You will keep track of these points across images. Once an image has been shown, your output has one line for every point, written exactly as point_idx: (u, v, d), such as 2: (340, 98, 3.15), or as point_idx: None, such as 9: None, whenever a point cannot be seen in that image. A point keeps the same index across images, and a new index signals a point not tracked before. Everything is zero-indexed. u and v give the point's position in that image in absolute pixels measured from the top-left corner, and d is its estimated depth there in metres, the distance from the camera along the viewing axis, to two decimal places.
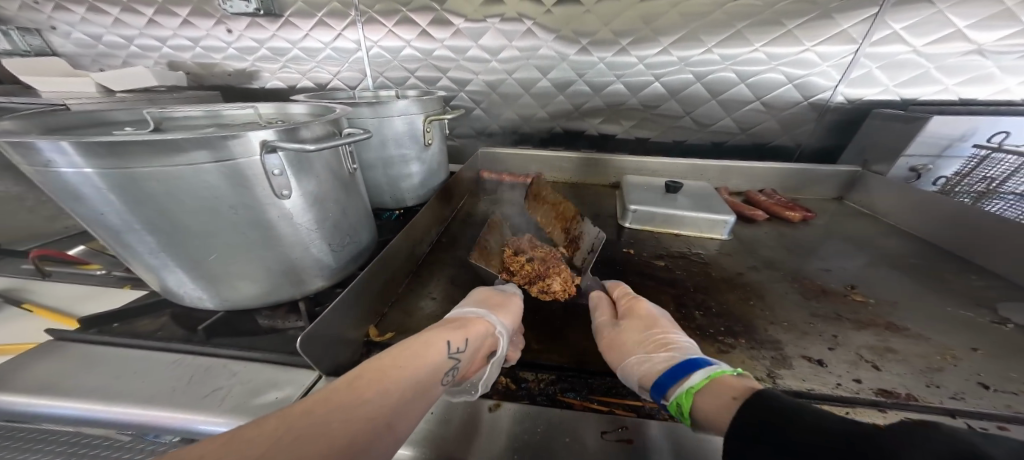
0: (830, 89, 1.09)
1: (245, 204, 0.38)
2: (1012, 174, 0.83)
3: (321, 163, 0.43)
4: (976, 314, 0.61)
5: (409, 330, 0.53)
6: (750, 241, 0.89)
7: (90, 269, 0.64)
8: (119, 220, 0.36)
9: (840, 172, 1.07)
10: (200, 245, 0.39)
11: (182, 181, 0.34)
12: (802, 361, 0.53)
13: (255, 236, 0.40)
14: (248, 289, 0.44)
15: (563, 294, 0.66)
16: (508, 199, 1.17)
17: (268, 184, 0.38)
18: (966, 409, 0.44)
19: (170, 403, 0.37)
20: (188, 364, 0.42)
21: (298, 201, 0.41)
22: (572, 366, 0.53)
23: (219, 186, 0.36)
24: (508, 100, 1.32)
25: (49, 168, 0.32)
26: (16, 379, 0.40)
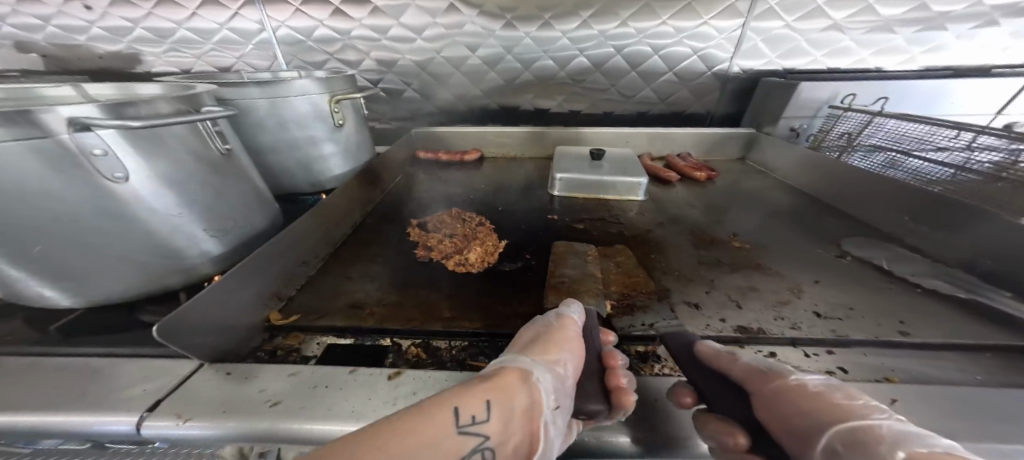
0: (727, 62, 1.19)
1: (72, 189, 0.38)
2: (864, 129, 0.94)
3: (163, 143, 0.44)
4: (825, 251, 0.72)
5: (314, 312, 0.54)
6: (662, 202, 0.97)
7: None
8: None
9: (742, 134, 1.18)
10: (22, 237, 0.38)
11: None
12: (683, 306, 0.61)
13: (96, 222, 0.40)
14: (112, 280, 0.44)
15: (480, 264, 0.69)
16: (444, 177, 1.17)
17: (95, 167, 0.38)
18: (802, 337, 0.52)
19: (30, 405, 0.36)
20: (45, 366, 0.41)
21: (139, 183, 0.42)
22: (483, 330, 0.55)
23: (33, 173, 0.35)
24: (439, 79, 1.30)
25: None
26: None
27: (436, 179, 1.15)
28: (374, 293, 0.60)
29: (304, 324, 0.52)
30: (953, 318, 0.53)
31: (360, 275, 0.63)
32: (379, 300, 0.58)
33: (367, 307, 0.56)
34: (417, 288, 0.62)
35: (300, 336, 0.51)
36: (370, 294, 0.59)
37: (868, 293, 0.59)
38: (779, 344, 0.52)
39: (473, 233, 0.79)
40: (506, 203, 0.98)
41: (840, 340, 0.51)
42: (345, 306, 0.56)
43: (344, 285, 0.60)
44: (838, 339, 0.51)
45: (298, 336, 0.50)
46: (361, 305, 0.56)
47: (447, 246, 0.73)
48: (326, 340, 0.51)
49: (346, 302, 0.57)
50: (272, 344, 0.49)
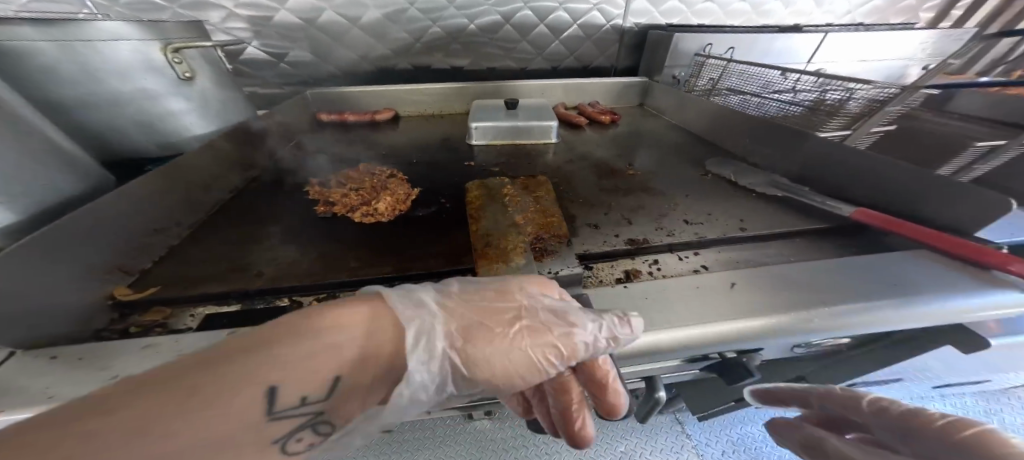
0: (620, 17, 1.29)
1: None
2: (722, 76, 1.13)
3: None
4: (695, 172, 0.86)
5: (179, 280, 0.46)
6: (571, 143, 1.05)
7: None
8: None
9: (639, 83, 1.30)
10: None
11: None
12: (587, 228, 0.67)
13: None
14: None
15: (390, 213, 0.66)
16: (350, 137, 1.07)
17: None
18: (675, 242, 0.63)
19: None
20: None
21: None
22: (395, 273, 0.54)
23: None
24: (333, 36, 1.14)
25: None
26: None
27: (340, 139, 1.04)
28: (263, 254, 0.53)
29: (171, 297, 0.44)
30: (774, 214, 0.67)
31: (242, 239, 0.56)
32: (268, 261, 0.52)
33: (256, 269, 0.50)
34: (318, 244, 0.57)
35: (165, 310, 0.43)
36: (258, 256, 0.52)
37: (722, 203, 0.72)
38: (661, 251, 0.62)
39: (383, 184, 0.74)
40: (419, 157, 0.94)
41: (703, 241, 0.63)
42: (225, 271, 0.49)
43: (220, 250, 0.52)
44: (700, 239, 0.63)
45: (161, 311, 0.42)
46: (244, 268, 0.50)
47: (355, 198, 0.67)
48: (202, 308, 0.44)
49: (225, 268, 0.49)
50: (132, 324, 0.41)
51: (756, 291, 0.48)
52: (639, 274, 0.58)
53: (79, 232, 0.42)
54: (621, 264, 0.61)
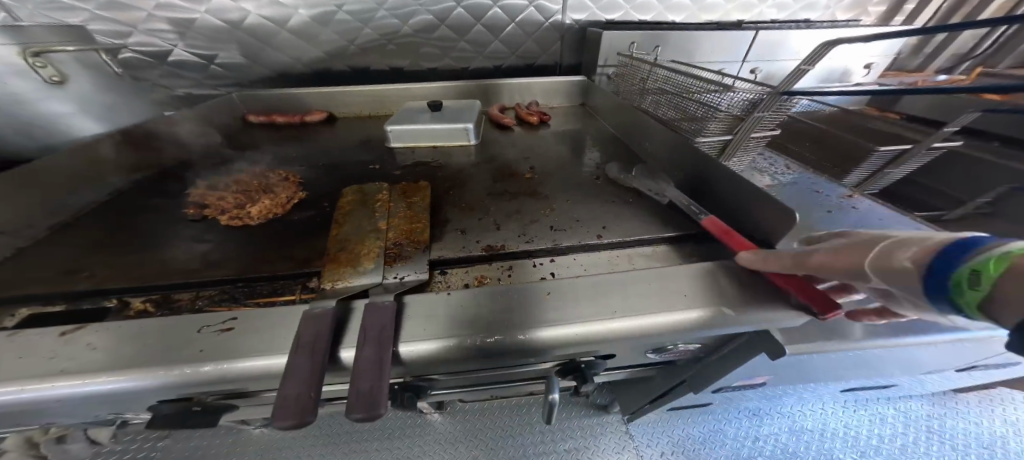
0: (560, 14, 1.26)
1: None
2: (636, 76, 1.11)
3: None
4: (593, 175, 0.86)
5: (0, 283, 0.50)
6: (489, 145, 1.05)
7: None
8: None
9: (578, 82, 1.28)
10: None
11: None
12: (454, 233, 0.69)
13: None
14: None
15: (261, 216, 0.68)
16: (275, 137, 1.10)
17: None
18: (533, 248, 0.64)
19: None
20: None
21: None
22: (234, 276, 0.56)
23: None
24: (262, 39, 1.17)
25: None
26: None
27: (263, 140, 1.07)
28: (108, 258, 0.56)
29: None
30: (638, 219, 0.68)
31: (97, 243, 0.59)
32: (109, 264, 0.55)
33: (93, 272, 0.53)
34: (170, 247, 0.60)
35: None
36: (100, 260, 0.55)
37: (594, 207, 0.72)
38: (517, 257, 0.63)
39: (268, 188, 0.77)
40: (328, 159, 0.96)
41: (560, 247, 0.64)
42: (60, 274, 0.52)
43: (68, 254, 0.56)
44: (554, 245, 0.64)
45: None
46: (83, 270, 0.53)
47: (231, 203, 0.70)
48: (22, 311, 0.47)
49: (63, 270, 0.53)
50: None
51: (567, 298, 0.50)
52: (485, 280, 0.59)
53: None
54: (475, 270, 0.62)
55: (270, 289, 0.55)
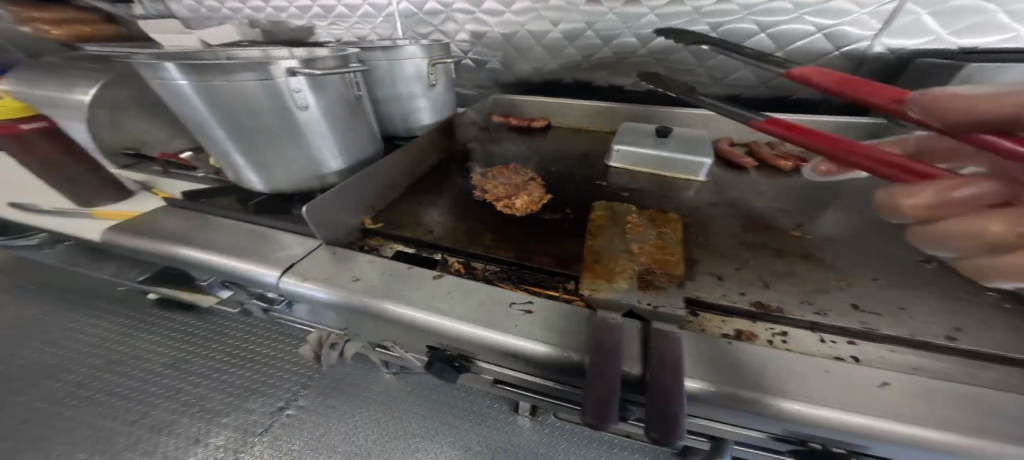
0: (869, 39, 1.03)
1: (275, 108, 0.59)
2: None
3: (324, 85, 0.63)
4: (908, 254, 0.65)
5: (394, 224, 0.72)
6: (723, 184, 0.94)
7: (194, 170, 0.90)
8: (212, 122, 0.60)
9: (869, 124, 1.04)
10: (256, 140, 0.62)
11: (240, 92, 0.56)
12: (707, 276, 0.62)
13: (278, 130, 0.61)
14: (270, 167, 0.66)
15: (523, 209, 0.80)
16: (510, 140, 1.27)
17: (288, 95, 0.59)
18: (825, 321, 0.52)
19: (233, 254, 0.61)
20: (256, 233, 0.67)
21: (314, 112, 0.63)
22: (514, 260, 0.66)
23: (258, 95, 0.57)
24: (520, 52, 1.39)
25: (174, 83, 0.55)
26: (181, 228, 0.69)
27: (503, 140, 1.25)
28: (434, 220, 0.75)
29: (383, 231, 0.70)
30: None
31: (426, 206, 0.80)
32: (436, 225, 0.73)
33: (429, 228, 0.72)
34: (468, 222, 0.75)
35: (380, 240, 0.69)
36: (432, 220, 0.75)
37: (929, 302, 0.53)
38: (800, 325, 0.52)
39: (526, 187, 0.89)
40: (557, 168, 1.05)
41: (868, 332, 0.49)
42: (411, 224, 0.73)
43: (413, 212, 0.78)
44: (865, 330, 0.49)
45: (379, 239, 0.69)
46: (422, 225, 0.73)
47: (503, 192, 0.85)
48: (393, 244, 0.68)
49: (413, 222, 0.73)
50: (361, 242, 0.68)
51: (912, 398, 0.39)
52: (754, 337, 0.52)
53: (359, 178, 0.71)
54: (737, 323, 0.54)
55: (533, 278, 0.63)
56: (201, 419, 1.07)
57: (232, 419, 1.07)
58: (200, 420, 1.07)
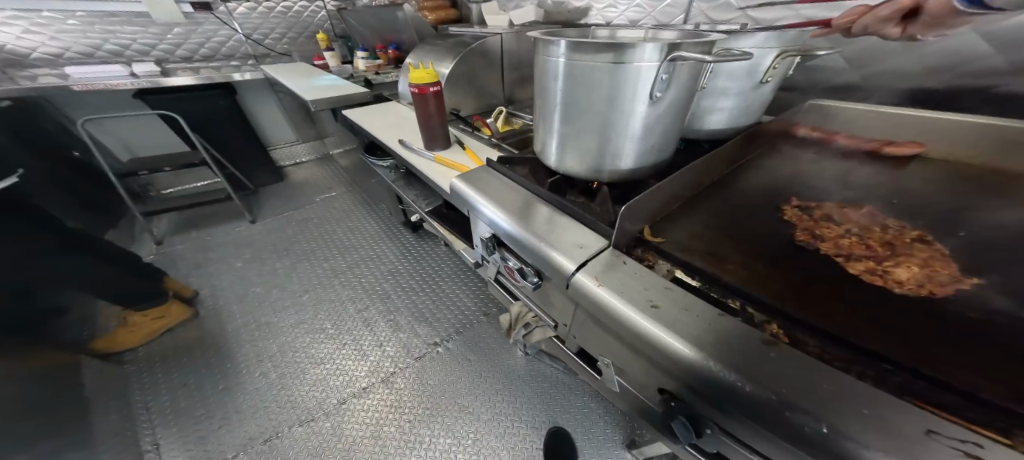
0: None
1: (634, 96, 0.45)
2: None
3: (691, 74, 0.46)
4: None
5: (683, 246, 0.50)
6: None
7: (485, 133, 1.02)
8: (554, 102, 0.52)
9: None
10: (576, 125, 0.51)
11: (610, 71, 0.44)
12: None
13: (616, 123, 0.48)
14: (576, 163, 0.54)
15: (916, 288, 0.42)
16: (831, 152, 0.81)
17: (659, 81, 0.43)
18: None
19: (526, 224, 0.54)
20: (539, 205, 0.58)
21: (659, 107, 0.46)
22: (862, 344, 0.36)
23: (628, 78, 0.43)
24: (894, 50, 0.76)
25: (552, 57, 0.48)
26: (469, 174, 0.67)
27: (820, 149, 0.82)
28: (740, 249, 0.49)
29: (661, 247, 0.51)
30: None
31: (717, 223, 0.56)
32: (744, 260, 0.48)
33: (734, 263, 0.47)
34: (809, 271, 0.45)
35: (657, 258, 0.50)
36: (727, 245, 0.50)
37: None
38: None
39: (896, 242, 0.48)
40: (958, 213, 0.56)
41: None
42: (703, 250, 0.50)
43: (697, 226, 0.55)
44: None
45: (654, 257, 0.50)
46: (722, 255, 0.48)
47: (862, 247, 0.47)
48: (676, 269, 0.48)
49: (705, 246, 0.50)
50: (633, 252, 0.51)
51: None
52: None
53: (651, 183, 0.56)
54: None
55: (913, 382, 0.33)
56: (377, 312, 1.72)
57: (406, 336, 1.60)
58: (390, 327, 1.65)
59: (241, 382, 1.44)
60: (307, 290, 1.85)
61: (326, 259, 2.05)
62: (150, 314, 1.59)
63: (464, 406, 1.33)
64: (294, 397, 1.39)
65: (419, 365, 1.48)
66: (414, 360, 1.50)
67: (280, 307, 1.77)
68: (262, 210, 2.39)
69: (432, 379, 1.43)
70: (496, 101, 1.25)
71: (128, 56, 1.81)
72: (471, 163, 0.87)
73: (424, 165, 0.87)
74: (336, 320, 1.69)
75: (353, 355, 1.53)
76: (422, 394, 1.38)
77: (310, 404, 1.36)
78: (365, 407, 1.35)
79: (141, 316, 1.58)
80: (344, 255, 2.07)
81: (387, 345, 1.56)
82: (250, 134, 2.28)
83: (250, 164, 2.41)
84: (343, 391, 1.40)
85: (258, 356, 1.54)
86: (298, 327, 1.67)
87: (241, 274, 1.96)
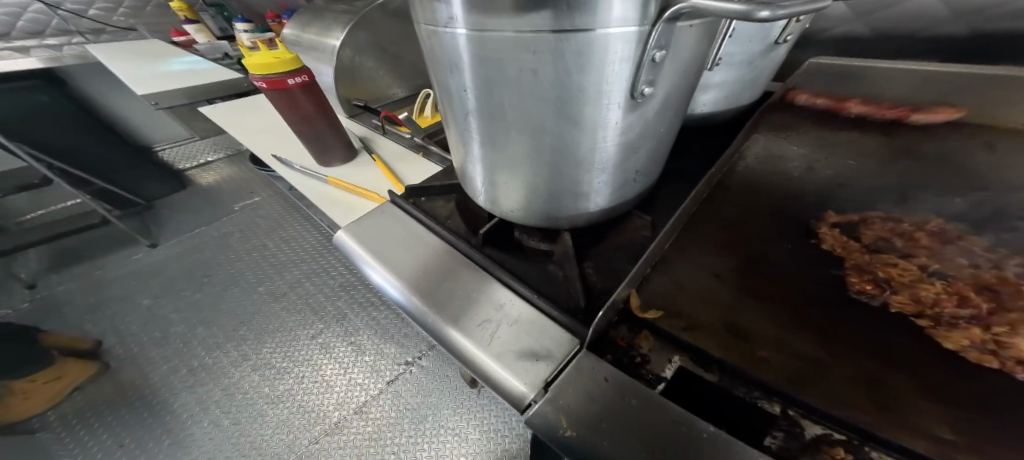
0: None
1: (597, 103, 0.24)
2: None
3: (701, 40, 0.25)
4: None
5: (689, 320, 0.31)
6: None
7: (404, 132, 0.76)
8: (464, 108, 0.29)
9: None
10: (510, 147, 0.29)
11: (550, 60, 0.22)
12: None
13: (571, 146, 0.27)
14: (515, 202, 0.34)
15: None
16: None
17: (642, 73, 0.23)
18: None
19: (459, 320, 0.34)
20: (467, 271, 0.38)
21: (650, 105, 0.26)
22: None
23: (585, 72, 0.22)
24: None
25: (439, 29, 0.24)
26: (360, 224, 0.44)
27: None
28: (778, 327, 0.30)
29: (656, 323, 0.31)
30: None
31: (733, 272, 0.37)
32: (779, 346, 0.29)
33: (772, 358, 0.28)
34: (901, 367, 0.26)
35: (649, 338, 0.31)
36: (753, 316, 0.31)
37: None
38: None
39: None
40: None
41: None
42: (721, 325, 0.31)
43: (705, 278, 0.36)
44: None
45: (647, 338, 0.31)
46: (751, 336, 0.30)
47: (945, 299, 0.32)
48: (682, 358, 0.29)
49: (724, 316, 0.31)
50: (615, 334, 0.31)
51: None
52: None
53: (636, 220, 0.38)
54: None
55: None
56: (353, 311, 1.21)
57: (370, 352, 1.10)
58: (347, 338, 1.14)
59: (185, 432, 0.95)
60: (246, 302, 1.25)
61: (258, 278, 1.33)
62: (40, 377, 1.06)
63: (498, 449, 0.91)
64: (251, 443, 0.93)
65: (420, 382, 1.04)
66: (412, 375, 1.06)
67: (217, 334, 1.16)
68: (167, 229, 1.56)
69: (444, 398, 1.00)
70: (421, 83, 0.99)
71: None
72: (380, 185, 0.63)
73: (312, 191, 0.61)
74: (296, 329, 1.17)
75: (328, 373, 1.06)
76: (434, 421, 0.97)
77: (272, 451, 0.92)
78: (338, 447, 0.93)
79: (29, 380, 1.05)
80: (281, 270, 1.35)
81: (374, 355, 1.10)
82: (116, 141, 1.60)
83: (125, 169, 1.62)
84: (318, 425, 0.96)
85: (202, 399, 1.01)
86: (244, 347, 1.13)
87: (151, 316, 1.23)
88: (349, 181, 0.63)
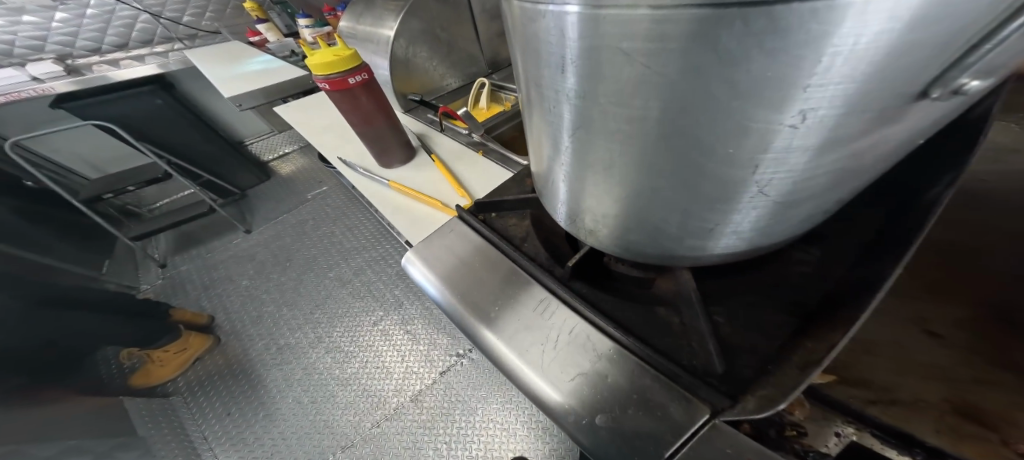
0: None
1: (827, 118, 0.13)
2: None
3: None
4: None
5: (869, 384, 0.24)
6: None
7: (461, 127, 0.71)
8: (564, 117, 0.20)
9: None
10: (628, 173, 0.20)
11: (756, 53, 0.12)
12: None
13: (742, 176, 0.17)
14: (620, 233, 0.26)
15: None
16: None
17: (984, 54, 0.11)
18: None
19: (550, 371, 0.29)
20: (551, 306, 0.32)
21: (942, 109, 0.13)
22: None
23: (837, 69, 0.11)
24: None
25: (542, 6, 0.15)
26: (429, 244, 0.40)
27: None
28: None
29: (821, 389, 0.24)
30: None
31: (935, 330, 0.27)
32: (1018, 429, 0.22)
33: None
34: None
35: (804, 400, 0.24)
36: (973, 393, 0.23)
37: None
38: None
39: None
40: None
41: None
42: (939, 400, 0.23)
43: (891, 334, 0.27)
44: None
45: (801, 401, 0.24)
46: (994, 420, 0.22)
47: None
48: (859, 433, 0.22)
49: (941, 389, 0.23)
50: None
51: None
52: None
53: (793, 255, 0.29)
54: None
55: None
56: (409, 298, 1.24)
57: (426, 342, 1.12)
58: (404, 328, 1.16)
59: (273, 406, 1.06)
60: (318, 287, 1.34)
61: (328, 265, 1.41)
62: (172, 347, 1.19)
63: (555, 452, 0.86)
64: (324, 423, 1.00)
65: (473, 375, 1.03)
66: (464, 367, 1.05)
67: (297, 316, 1.27)
68: (258, 216, 1.71)
69: (495, 393, 0.98)
70: (476, 70, 0.92)
71: (20, 55, 1.37)
72: (441, 188, 0.59)
73: (373, 195, 0.59)
74: (359, 315, 1.23)
75: (388, 359, 1.10)
76: (487, 415, 0.95)
77: (340, 431, 0.98)
78: (398, 432, 0.96)
79: (164, 349, 1.19)
80: (346, 258, 1.42)
81: (428, 344, 1.11)
82: (212, 135, 1.68)
83: (222, 159, 1.73)
84: (380, 409, 1.00)
85: (286, 376, 1.11)
86: (318, 329, 1.21)
87: (247, 296, 1.38)
88: (410, 185, 0.60)
